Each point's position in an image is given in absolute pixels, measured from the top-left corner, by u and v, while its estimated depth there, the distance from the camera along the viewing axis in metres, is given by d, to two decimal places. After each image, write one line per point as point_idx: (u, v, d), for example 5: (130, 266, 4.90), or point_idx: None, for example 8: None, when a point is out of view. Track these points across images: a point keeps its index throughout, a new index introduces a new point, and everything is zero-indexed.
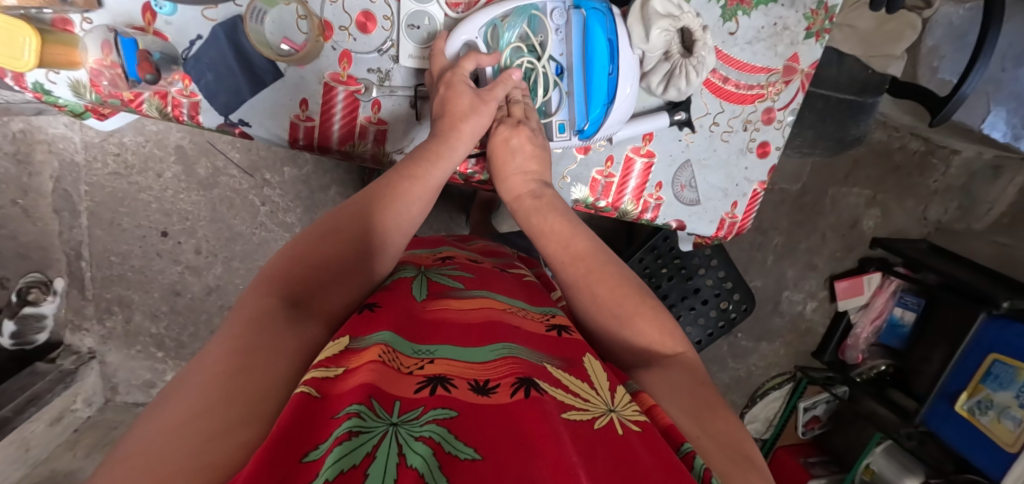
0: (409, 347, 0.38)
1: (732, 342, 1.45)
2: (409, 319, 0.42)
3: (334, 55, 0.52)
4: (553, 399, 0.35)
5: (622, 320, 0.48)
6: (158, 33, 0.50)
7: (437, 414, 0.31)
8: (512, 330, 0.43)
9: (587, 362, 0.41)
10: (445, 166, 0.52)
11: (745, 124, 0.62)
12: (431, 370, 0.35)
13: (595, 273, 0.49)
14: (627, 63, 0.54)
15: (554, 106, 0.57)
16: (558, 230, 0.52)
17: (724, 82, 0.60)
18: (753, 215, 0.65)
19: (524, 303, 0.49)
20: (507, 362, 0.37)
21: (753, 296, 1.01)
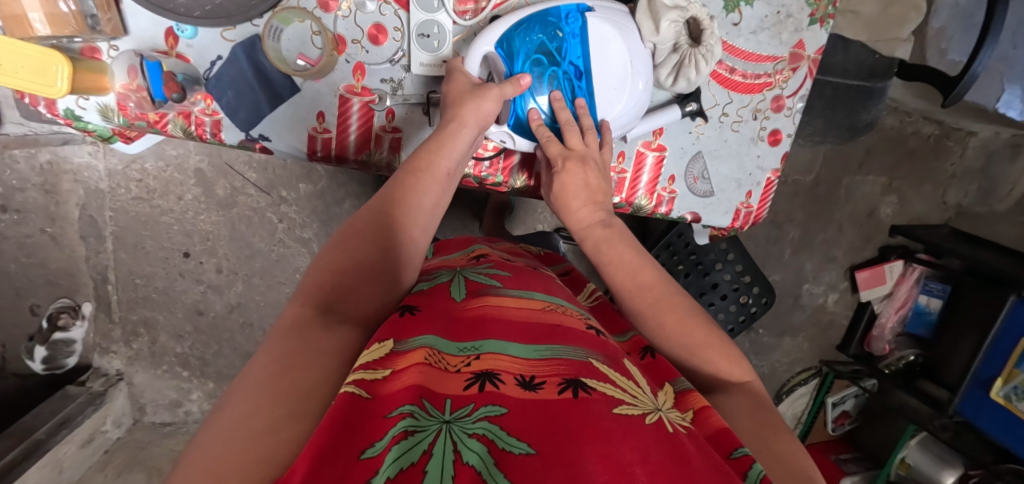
0: (454, 346, 0.41)
1: (754, 339, 1.42)
2: (447, 322, 0.44)
3: (348, 68, 0.54)
4: (601, 395, 0.37)
5: (690, 349, 0.50)
6: (180, 56, 0.52)
7: (487, 411, 0.34)
8: (553, 328, 0.44)
9: (627, 364, 0.43)
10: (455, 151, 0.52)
11: (756, 113, 0.62)
12: (478, 366, 0.38)
13: (663, 303, 0.52)
14: (643, 56, 0.54)
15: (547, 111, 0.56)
16: (626, 258, 0.54)
17: (731, 72, 0.60)
18: (768, 204, 0.65)
19: (563, 300, 0.50)
20: (555, 361, 0.39)
21: (772, 289, 1.01)
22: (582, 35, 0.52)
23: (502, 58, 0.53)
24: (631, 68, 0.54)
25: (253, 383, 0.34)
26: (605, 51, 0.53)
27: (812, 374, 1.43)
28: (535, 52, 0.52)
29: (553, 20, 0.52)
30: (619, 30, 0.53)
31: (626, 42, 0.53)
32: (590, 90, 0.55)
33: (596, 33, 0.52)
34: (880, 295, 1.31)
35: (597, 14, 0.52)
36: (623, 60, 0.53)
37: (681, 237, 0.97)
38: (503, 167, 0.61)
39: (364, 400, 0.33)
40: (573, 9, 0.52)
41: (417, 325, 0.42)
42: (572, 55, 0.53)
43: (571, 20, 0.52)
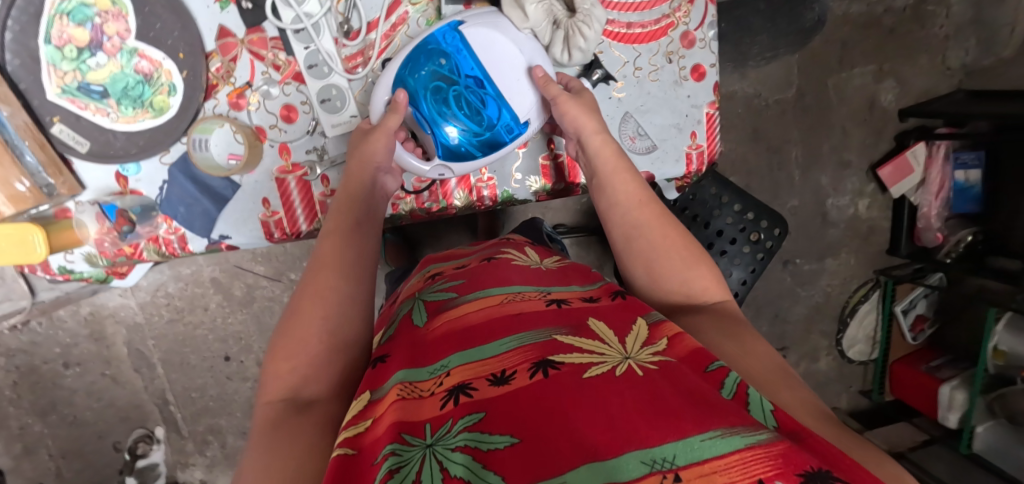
0: (424, 370, 0.42)
1: (795, 270, 1.33)
2: (416, 348, 0.45)
3: (274, 152, 0.57)
4: (570, 366, 0.36)
5: (688, 261, 0.50)
6: (134, 191, 0.57)
7: (467, 420, 0.34)
8: (512, 319, 0.43)
9: (592, 324, 0.42)
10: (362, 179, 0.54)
11: (668, 57, 0.60)
12: (450, 382, 0.39)
13: (661, 218, 0.52)
14: (527, 44, 0.56)
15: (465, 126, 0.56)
16: (626, 177, 0.55)
17: (628, 27, 0.59)
18: (717, 138, 0.64)
19: (521, 286, 0.50)
20: (520, 349, 0.39)
21: (782, 217, 0.98)
22: (466, 48, 0.54)
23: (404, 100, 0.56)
24: (525, 59, 0.56)
25: None
26: (493, 54, 0.54)
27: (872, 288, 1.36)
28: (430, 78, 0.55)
29: (435, 45, 0.54)
30: (496, 30, 0.54)
31: (508, 39, 0.55)
32: (497, 93, 0.55)
33: (478, 41, 0.54)
34: (912, 185, 1.24)
35: (470, 27, 0.54)
36: (515, 55, 0.55)
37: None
38: (442, 191, 0.62)
39: (351, 457, 0.35)
40: (446, 30, 0.54)
41: (395, 360, 0.44)
42: (466, 68, 0.54)
43: (450, 40, 0.54)
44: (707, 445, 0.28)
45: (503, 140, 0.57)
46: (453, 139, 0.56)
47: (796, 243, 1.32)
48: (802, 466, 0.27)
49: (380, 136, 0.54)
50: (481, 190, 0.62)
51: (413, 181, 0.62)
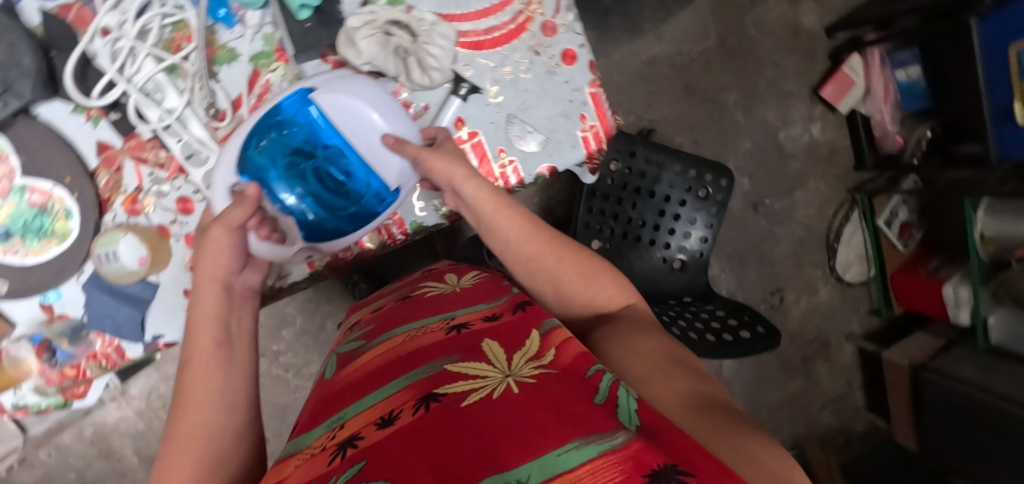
0: (322, 428, 0.42)
1: (767, 211, 1.32)
2: (322, 406, 0.46)
3: (182, 245, 0.58)
4: (450, 396, 0.38)
5: (586, 277, 0.55)
6: (61, 316, 0.57)
7: (348, 473, 0.34)
8: (409, 360, 0.45)
9: (484, 346, 0.43)
10: (212, 293, 0.48)
11: (535, 50, 0.61)
12: (344, 434, 0.39)
13: (553, 245, 0.56)
14: (375, 95, 0.54)
15: (328, 198, 0.57)
16: (505, 220, 0.56)
17: (487, 33, 0.59)
18: (608, 114, 0.64)
19: (426, 320, 0.52)
20: (411, 390, 0.41)
21: (724, 166, 0.96)
22: (327, 117, 0.54)
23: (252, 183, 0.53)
24: (385, 123, 0.55)
25: None
26: (350, 117, 0.54)
27: (849, 208, 1.34)
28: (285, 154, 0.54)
29: (286, 117, 0.54)
30: (352, 92, 0.54)
31: (366, 102, 0.54)
32: (360, 160, 0.56)
33: (336, 108, 0.54)
34: (857, 98, 1.24)
35: (323, 91, 0.54)
36: (373, 117, 0.54)
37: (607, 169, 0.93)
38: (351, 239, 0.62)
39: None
40: (296, 100, 0.53)
41: (306, 419, 0.46)
42: (325, 137, 0.55)
43: (303, 111, 0.54)
44: (563, 459, 0.30)
45: (374, 210, 0.58)
46: (312, 216, 0.57)
47: (761, 184, 1.30)
48: (650, 465, 0.28)
49: (218, 232, 0.48)
50: (389, 227, 0.63)
51: None
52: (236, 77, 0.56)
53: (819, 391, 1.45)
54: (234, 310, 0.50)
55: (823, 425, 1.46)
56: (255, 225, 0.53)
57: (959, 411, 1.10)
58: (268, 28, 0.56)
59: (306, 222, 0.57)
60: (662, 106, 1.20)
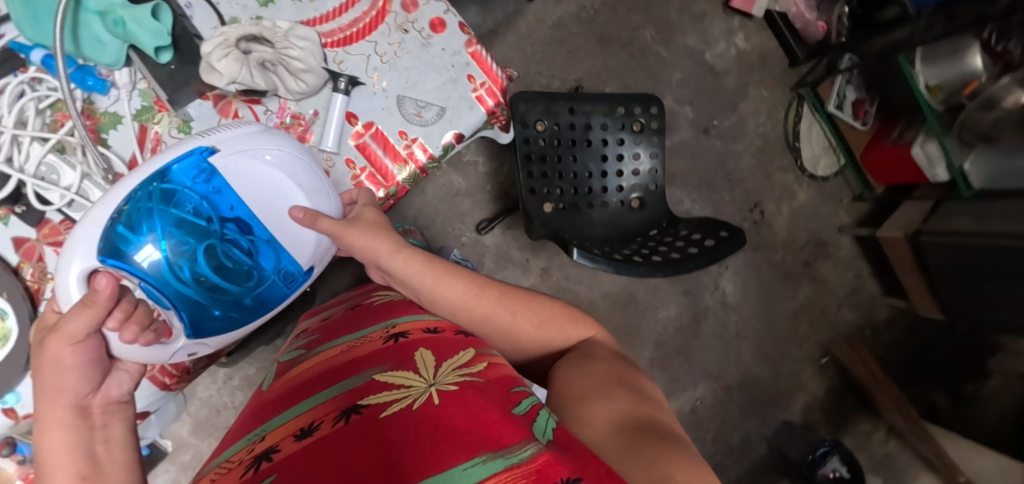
0: (243, 442, 0.46)
1: (719, 132, 1.31)
2: (251, 419, 0.51)
3: None
4: (372, 407, 0.42)
5: (542, 327, 0.61)
6: (26, 415, 0.57)
7: None
8: (343, 373, 0.49)
9: (418, 356, 0.48)
10: (61, 423, 0.43)
11: (403, 28, 0.61)
12: (263, 447, 0.42)
13: (506, 298, 0.61)
14: (279, 149, 0.55)
15: (223, 284, 0.54)
16: (448, 285, 0.60)
17: (352, 26, 0.60)
18: (494, 67, 0.64)
19: (365, 333, 0.56)
20: (338, 401, 0.44)
21: (649, 94, 0.95)
22: (229, 183, 0.53)
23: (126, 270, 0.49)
24: (301, 196, 0.56)
25: None
26: (253, 181, 0.54)
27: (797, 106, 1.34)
28: (168, 226, 0.51)
29: (176, 189, 0.51)
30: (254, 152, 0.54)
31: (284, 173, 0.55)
32: (266, 233, 0.55)
33: (237, 171, 0.53)
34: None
35: (227, 156, 0.53)
36: (277, 178, 0.54)
37: (537, 130, 0.91)
38: None
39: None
40: (196, 160, 0.51)
41: (238, 426, 0.51)
42: (225, 207, 0.53)
43: (201, 175, 0.52)
44: (463, 472, 0.34)
45: (281, 288, 0.58)
46: (195, 305, 0.53)
47: (706, 108, 1.29)
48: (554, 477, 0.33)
49: (57, 349, 0.43)
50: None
51: None
52: (125, 139, 0.57)
53: (830, 292, 1.44)
54: (98, 432, 0.44)
55: (845, 323, 1.46)
56: (116, 325, 0.46)
57: (969, 262, 1.12)
58: (142, 84, 0.57)
59: (191, 315, 0.53)
60: (582, 63, 1.20)
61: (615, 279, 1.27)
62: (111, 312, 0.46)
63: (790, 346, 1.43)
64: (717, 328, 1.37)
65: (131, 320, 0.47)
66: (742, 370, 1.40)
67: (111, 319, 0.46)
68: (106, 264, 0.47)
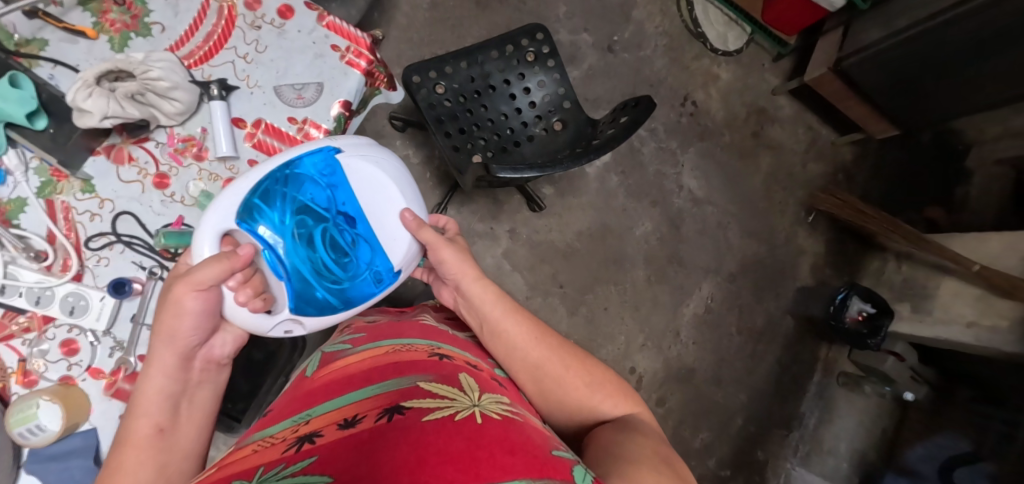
0: (283, 424, 0.44)
1: (623, 45, 1.34)
2: (287, 406, 0.49)
3: (90, 380, 0.59)
4: (417, 409, 0.40)
5: (592, 387, 0.58)
6: None
7: (296, 465, 0.33)
8: (386, 371, 0.49)
9: (460, 378, 0.49)
10: (169, 364, 0.54)
11: (255, 26, 0.63)
12: (307, 428, 0.40)
13: (563, 350, 0.60)
14: (384, 166, 0.65)
15: (333, 272, 0.63)
16: (513, 322, 0.61)
17: (207, 41, 0.62)
18: (354, 29, 0.65)
19: (412, 341, 0.57)
20: (381, 397, 0.43)
21: (531, 23, 0.97)
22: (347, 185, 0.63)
23: (257, 237, 0.58)
24: (407, 204, 0.67)
25: None
26: (365, 186, 0.64)
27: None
28: (293, 210, 0.59)
29: (303, 176, 0.61)
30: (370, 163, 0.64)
31: (390, 179, 0.66)
32: (369, 233, 0.65)
33: (355, 175, 0.63)
34: None
35: (350, 155, 0.63)
36: (386, 188, 0.65)
37: (439, 94, 0.93)
38: None
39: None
40: (323, 156, 0.61)
41: (267, 417, 0.49)
42: (340, 205, 0.63)
43: (326, 173, 0.62)
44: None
45: (370, 285, 0.66)
46: (303, 287, 0.61)
47: (601, 30, 1.32)
48: None
49: (184, 292, 0.52)
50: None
51: None
52: (37, 217, 0.58)
53: (789, 153, 1.47)
54: (188, 390, 0.57)
55: (815, 176, 1.49)
56: (236, 283, 0.55)
57: (902, 63, 1.13)
58: (34, 162, 0.59)
59: (298, 291, 0.61)
60: (469, 30, 1.23)
61: (583, 215, 1.28)
62: (236, 273, 0.55)
63: (774, 217, 1.45)
64: (698, 225, 1.38)
65: (247, 284, 0.56)
66: (737, 256, 1.41)
67: (235, 277, 0.55)
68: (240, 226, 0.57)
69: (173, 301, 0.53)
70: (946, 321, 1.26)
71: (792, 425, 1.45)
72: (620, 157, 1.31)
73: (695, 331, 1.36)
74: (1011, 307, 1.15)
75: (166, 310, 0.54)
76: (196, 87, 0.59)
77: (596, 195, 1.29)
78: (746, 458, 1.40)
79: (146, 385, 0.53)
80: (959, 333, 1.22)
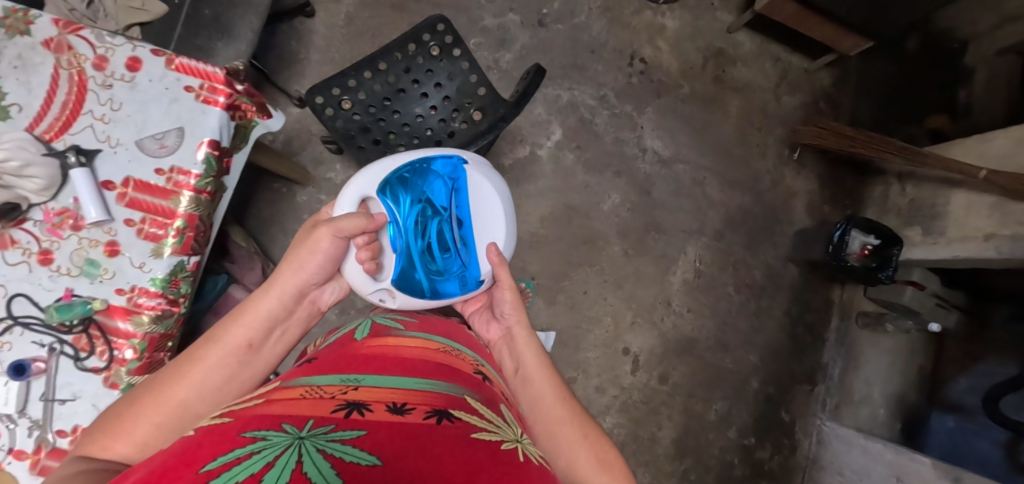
0: (334, 380, 0.46)
1: (553, 16, 1.27)
2: (337, 364, 0.52)
3: (14, 462, 0.59)
4: (464, 423, 0.40)
5: (601, 465, 0.59)
6: None
7: (345, 432, 0.34)
8: (436, 371, 0.51)
9: (501, 408, 0.50)
10: (287, 288, 0.63)
11: (107, 85, 0.62)
12: (352, 396, 0.41)
13: (586, 425, 0.63)
14: (497, 185, 0.76)
15: (435, 262, 0.72)
16: (547, 380, 0.66)
17: (63, 111, 0.61)
18: (206, 65, 0.63)
19: (458, 348, 0.62)
20: (428, 394, 0.44)
21: (430, 15, 0.93)
22: (465, 190, 0.74)
23: (386, 207, 0.69)
24: (507, 222, 0.76)
25: (145, 413, 0.52)
26: (478, 195, 0.75)
27: None
28: (421, 198, 0.71)
29: (433, 171, 0.73)
30: (486, 177, 0.76)
31: (502, 197, 0.76)
32: (472, 237, 0.74)
33: (473, 185, 0.75)
34: None
35: (475, 163, 0.75)
36: (495, 201, 0.75)
37: (347, 110, 0.89)
38: (122, 338, 0.62)
39: (227, 423, 0.37)
40: (454, 162, 0.74)
41: (302, 369, 0.51)
42: (456, 204, 0.74)
43: (453, 175, 0.74)
44: None
45: (458, 284, 0.74)
46: (407, 267, 0.70)
47: (528, 5, 1.26)
48: None
49: (324, 232, 0.62)
50: (139, 302, 0.62)
51: (98, 358, 0.62)
52: None
53: (759, 91, 1.36)
54: (286, 322, 0.64)
55: (794, 110, 1.38)
56: (361, 242, 0.65)
57: None
58: None
59: (402, 269, 0.70)
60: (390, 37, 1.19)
61: (543, 201, 1.23)
62: (365, 235, 0.65)
63: (754, 162, 1.35)
64: (670, 186, 1.29)
65: (367, 248, 0.66)
66: (721, 211, 1.32)
67: (364, 236, 0.65)
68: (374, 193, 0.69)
69: (311, 239, 0.63)
70: (961, 237, 1.13)
71: (818, 378, 1.36)
72: (572, 132, 1.25)
73: (688, 298, 1.28)
74: None
75: (299, 246, 0.64)
76: (51, 159, 0.59)
77: (553, 176, 1.24)
78: (769, 421, 1.32)
79: (259, 303, 0.62)
80: (977, 248, 1.09)
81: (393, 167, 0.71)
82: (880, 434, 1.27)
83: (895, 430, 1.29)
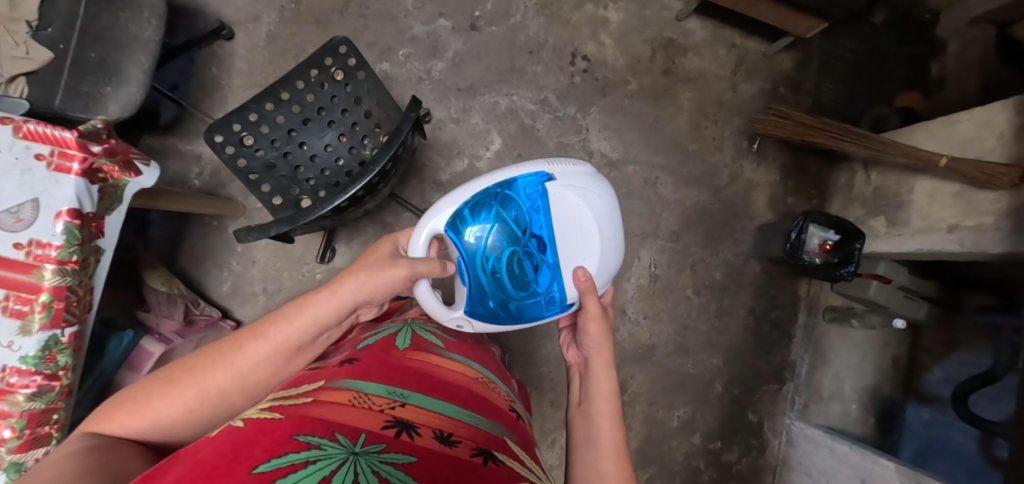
0: (382, 390, 0.51)
1: (486, 17, 1.20)
2: (384, 370, 0.55)
3: None
4: (506, 468, 0.47)
5: None
6: None
7: (395, 457, 0.41)
8: (477, 399, 0.56)
9: (532, 449, 0.56)
10: (345, 302, 0.64)
11: None
12: (400, 413, 0.47)
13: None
14: (584, 202, 0.72)
15: (515, 289, 0.71)
16: (606, 424, 0.66)
17: None
18: (58, 129, 0.59)
19: (492, 376, 0.66)
20: (472, 428, 0.50)
21: (332, 37, 0.88)
22: (545, 210, 0.71)
23: (457, 238, 0.69)
24: (596, 241, 0.73)
25: (180, 398, 0.55)
26: (562, 215, 0.72)
27: None
28: (498, 224, 0.70)
29: (511, 192, 0.70)
30: (572, 192, 0.72)
31: (593, 213, 0.73)
32: (555, 260, 0.72)
33: (556, 204, 0.71)
34: None
35: (557, 185, 0.71)
36: (583, 218, 0.72)
37: (249, 146, 0.86)
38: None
39: (275, 419, 0.42)
40: (533, 182, 0.71)
41: (332, 370, 0.55)
42: (537, 226, 0.71)
43: (532, 195, 0.71)
44: None
45: (542, 308, 0.73)
46: (485, 297, 0.71)
47: (458, 9, 1.19)
48: None
49: (395, 269, 0.65)
50: (12, 380, 0.62)
51: None
52: None
53: (713, 80, 1.29)
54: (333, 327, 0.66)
55: (752, 98, 1.30)
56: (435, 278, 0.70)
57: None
58: None
59: (477, 299, 0.70)
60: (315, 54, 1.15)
61: None
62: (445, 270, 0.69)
63: (710, 157, 1.28)
64: (621, 190, 1.24)
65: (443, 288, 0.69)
66: (677, 211, 1.27)
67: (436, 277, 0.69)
68: (444, 229, 0.69)
69: (380, 266, 0.65)
70: (924, 229, 1.06)
71: (785, 377, 1.32)
72: (512, 141, 1.20)
73: (644, 304, 1.24)
74: (992, 199, 0.95)
75: (365, 271, 0.65)
76: None
77: None
78: (736, 423, 1.28)
79: (314, 310, 0.62)
80: (941, 240, 1.03)
81: (467, 196, 0.70)
82: (851, 431, 1.23)
83: (868, 426, 1.25)
